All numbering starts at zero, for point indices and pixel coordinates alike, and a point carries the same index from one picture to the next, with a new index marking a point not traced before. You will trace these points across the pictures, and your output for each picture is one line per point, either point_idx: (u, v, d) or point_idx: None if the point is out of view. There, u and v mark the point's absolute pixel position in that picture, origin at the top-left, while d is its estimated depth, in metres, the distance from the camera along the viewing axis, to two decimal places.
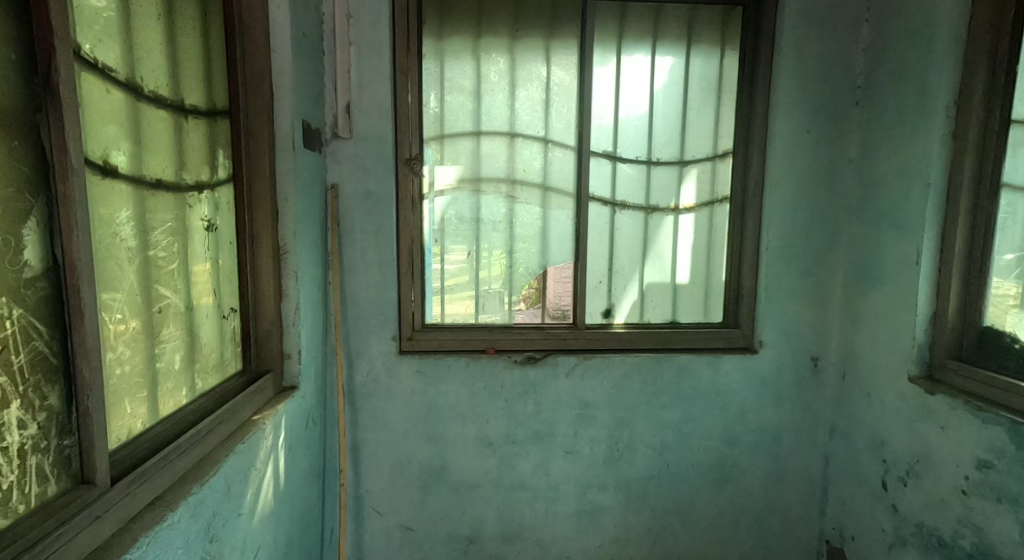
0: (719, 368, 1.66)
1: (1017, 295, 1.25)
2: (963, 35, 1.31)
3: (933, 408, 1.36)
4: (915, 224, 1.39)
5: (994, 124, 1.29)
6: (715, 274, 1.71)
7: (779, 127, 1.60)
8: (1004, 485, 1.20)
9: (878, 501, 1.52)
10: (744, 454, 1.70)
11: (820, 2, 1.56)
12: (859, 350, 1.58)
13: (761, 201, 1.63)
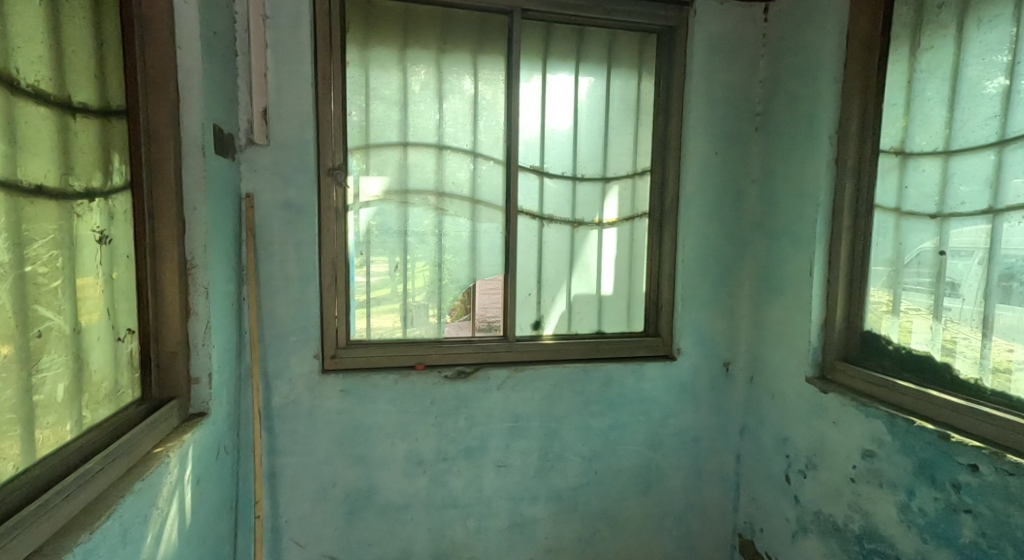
0: (642, 376, 1.74)
1: (889, 302, 1.44)
2: (841, 74, 1.49)
3: (826, 406, 1.51)
4: (809, 239, 1.55)
5: (867, 152, 1.48)
6: (637, 284, 1.80)
7: (692, 148, 1.72)
8: (886, 472, 1.36)
9: (783, 493, 1.66)
10: (666, 457, 1.79)
11: (723, 35, 1.71)
12: (764, 354, 1.72)
13: (676, 217, 1.74)
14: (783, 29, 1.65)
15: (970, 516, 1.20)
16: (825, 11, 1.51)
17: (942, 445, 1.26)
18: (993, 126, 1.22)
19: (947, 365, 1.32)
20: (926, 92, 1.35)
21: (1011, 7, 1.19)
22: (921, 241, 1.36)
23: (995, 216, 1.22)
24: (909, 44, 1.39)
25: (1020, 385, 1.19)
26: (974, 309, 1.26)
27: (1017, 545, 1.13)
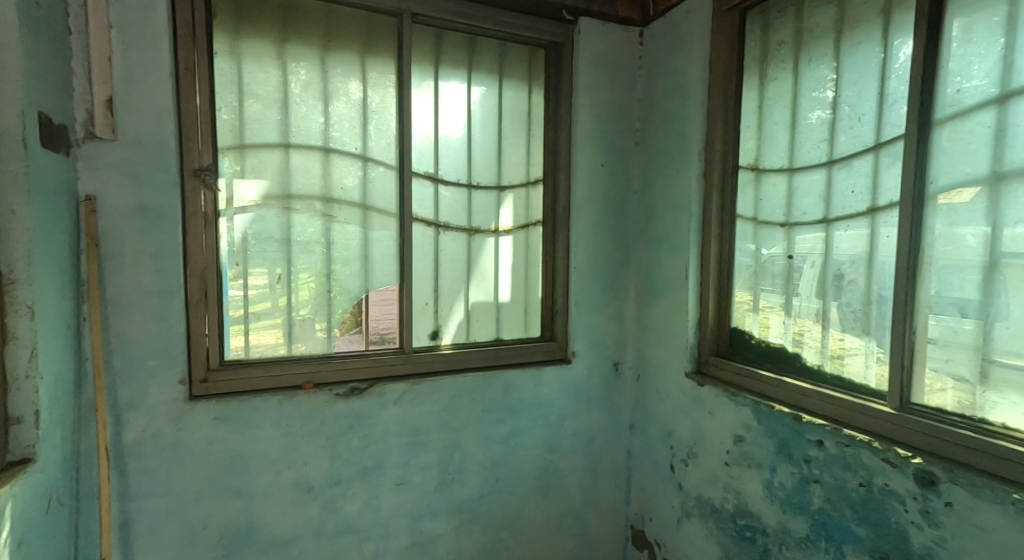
0: (540, 381, 1.78)
1: (750, 301, 1.64)
2: (705, 98, 1.66)
3: (703, 397, 1.66)
4: (684, 245, 1.70)
5: (729, 168, 1.67)
6: (533, 290, 1.85)
7: (580, 160, 1.80)
8: (754, 454, 1.53)
9: (667, 481, 1.79)
10: (563, 459, 1.84)
11: (605, 54, 1.81)
12: (647, 353, 1.85)
13: (567, 226, 1.82)
14: (656, 53, 1.81)
15: (819, 485, 1.40)
16: (691, 39, 1.68)
17: (795, 425, 1.44)
18: (823, 148, 1.45)
19: (796, 354, 1.53)
20: (773, 117, 1.57)
21: (831, 50, 1.44)
22: (773, 247, 1.57)
23: (827, 225, 1.45)
24: (758, 74, 1.60)
25: (850, 368, 1.41)
26: (814, 305, 1.48)
27: (854, 506, 1.33)
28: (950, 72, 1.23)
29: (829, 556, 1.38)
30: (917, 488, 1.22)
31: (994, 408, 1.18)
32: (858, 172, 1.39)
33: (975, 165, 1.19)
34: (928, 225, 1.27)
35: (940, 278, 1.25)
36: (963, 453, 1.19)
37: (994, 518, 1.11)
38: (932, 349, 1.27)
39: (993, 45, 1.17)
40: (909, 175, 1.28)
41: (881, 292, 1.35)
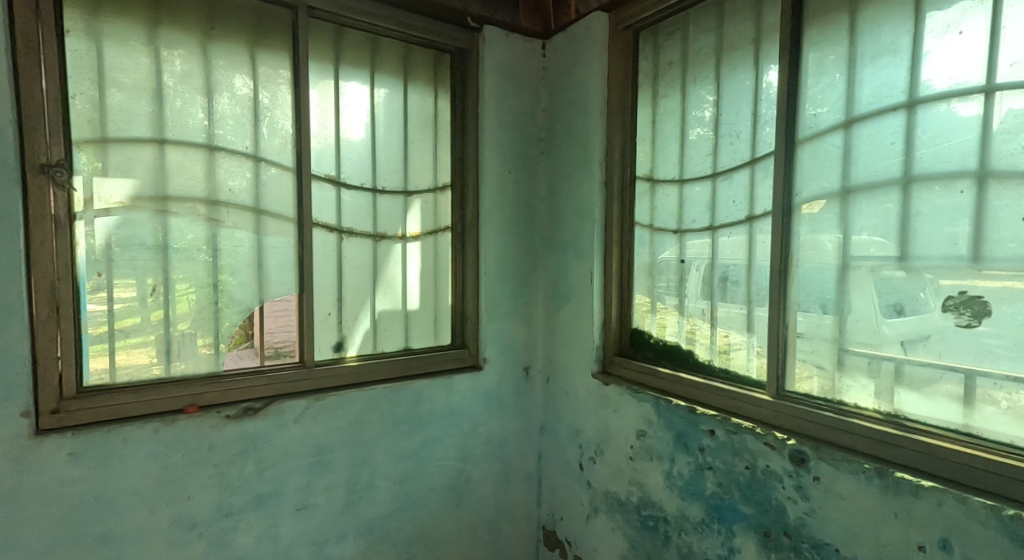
0: (451, 389, 1.82)
1: (647, 303, 1.76)
2: (604, 110, 1.79)
3: (608, 396, 1.77)
4: (588, 251, 1.81)
5: (627, 178, 1.79)
6: (443, 298, 1.88)
7: (488, 166, 1.86)
8: (655, 447, 1.65)
9: (577, 480, 1.89)
10: (476, 466, 1.88)
11: (509, 63, 1.89)
12: (556, 356, 1.94)
13: (476, 231, 1.87)
14: (559, 65, 1.91)
15: (712, 471, 1.53)
16: (590, 53, 1.80)
17: (690, 417, 1.57)
18: (708, 162, 1.59)
19: (690, 351, 1.66)
20: (665, 132, 1.70)
21: (713, 73, 1.59)
22: (667, 251, 1.70)
23: (713, 232, 1.59)
24: (651, 90, 1.74)
25: (736, 361, 1.56)
26: (701, 305, 1.62)
27: (741, 488, 1.46)
28: (809, 98, 1.41)
29: (720, 536, 1.51)
30: (792, 466, 1.37)
31: (848, 391, 1.36)
32: (738, 184, 1.53)
33: (830, 179, 1.37)
34: (794, 232, 1.44)
35: (806, 280, 1.42)
36: (827, 432, 1.35)
37: (851, 487, 1.27)
38: (800, 341, 1.44)
39: (839, 77, 1.36)
40: (779, 188, 1.44)
41: (759, 293, 1.51)
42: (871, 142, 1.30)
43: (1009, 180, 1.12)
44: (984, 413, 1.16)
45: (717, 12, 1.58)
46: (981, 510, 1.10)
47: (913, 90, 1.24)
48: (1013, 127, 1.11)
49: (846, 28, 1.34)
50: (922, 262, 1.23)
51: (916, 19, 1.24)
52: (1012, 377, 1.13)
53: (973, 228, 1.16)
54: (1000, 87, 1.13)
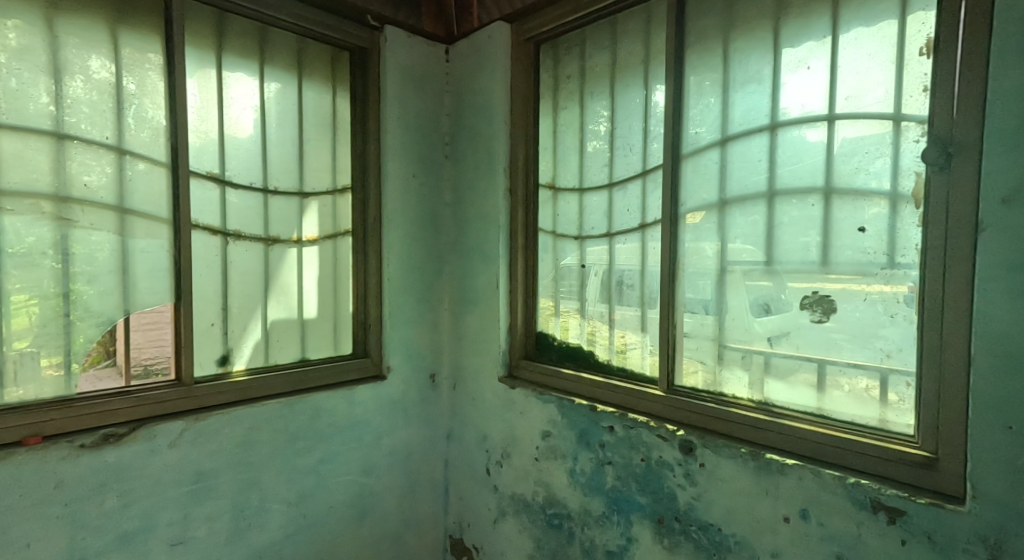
0: (353, 400, 1.87)
1: (551, 307, 1.88)
2: (507, 117, 1.91)
3: (514, 399, 1.87)
4: (493, 256, 1.92)
5: (530, 186, 1.92)
6: (343, 306, 1.92)
7: (390, 168, 1.93)
8: (560, 446, 1.76)
9: (485, 485, 1.99)
10: (378, 479, 1.94)
11: (411, 68, 1.98)
12: (462, 363, 2.05)
13: (380, 233, 1.93)
14: (461, 72, 2.03)
15: (611, 466, 1.64)
16: (493, 62, 1.91)
17: (592, 415, 1.68)
18: (605, 172, 1.72)
19: (590, 351, 1.78)
20: (565, 142, 1.83)
21: (608, 90, 1.72)
22: (568, 258, 1.82)
23: (610, 239, 1.71)
24: (551, 103, 1.87)
25: (632, 359, 1.68)
26: (601, 308, 1.74)
27: (637, 479, 1.58)
28: (691, 118, 1.55)
29: (620, 526, 1.62)
30: (681, 455, 1.49)
31: (727, 383, 1.50)
32: (631, 194, 1.66)
33: (710, 191, 1.52)
34: (679, 239, 1.57)
35: (691, 282, 1.55)
36: (708, 421, 1.48)
37: (730, 470, 1.40)
38: (687, 341, 1.57)
39: (714, 100, 1.51)
40: (667, 197, 1.57)
41: (651, 296, 1.63)
42: (742, 159, 1.46)
43: (848, 197, 1.29)
44: (832, 397, 1.32)
45: (610, 32, 1.72)
46: (831, 480, 1.25)
47: (775, 114, 1.40)
48: (851, 150, 1.29)
49: (720, 56, 1.50)
50: (784, 266, 1.39)
51: (775, 53, 1.40)
52: (853, 364, 1.29)
53: (821, 238, 1.33)
54: (839, 116, 1.30)
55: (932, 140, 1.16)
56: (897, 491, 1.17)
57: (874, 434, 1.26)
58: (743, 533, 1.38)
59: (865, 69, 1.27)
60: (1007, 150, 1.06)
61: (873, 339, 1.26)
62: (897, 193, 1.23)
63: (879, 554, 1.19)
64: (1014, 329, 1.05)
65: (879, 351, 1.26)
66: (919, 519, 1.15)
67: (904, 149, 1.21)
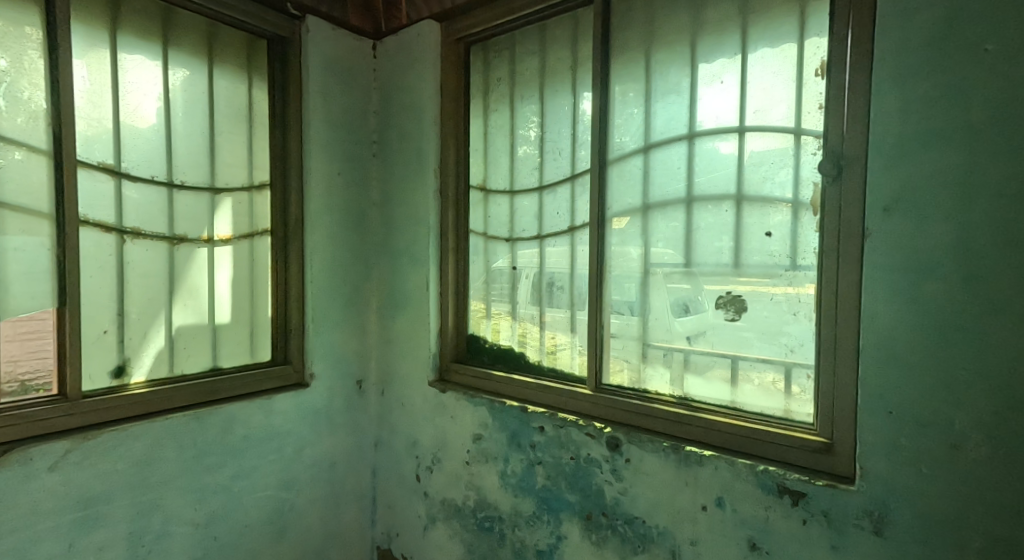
0: (271, 411, 1.81)
1: (483, 310, 1.90)
2: (438, 118, 1.91)
3: (445, 403, 1.87)
4: (424, 258, 1.92)
5: (461, 188, 1.94)
6: (261, 311, 1.88)
7: (313, 165, 1.89)
8: (491, 449, 1.76)
9: (414, 493, 1.97)
10: (299, 493, 1.89)
11: (336, 63, 1.95)
12: (389, 368, 2.04)
13: (302, 234, 1.89)
14: (390, 69, 2.02)
15: (541, 466, 1.65)
16: (422, 60, 1.91)
17: (522, 416, 1.69)
18: (535, 176, 1.76)
19: (521, 352, 1.81)
20: (496, 145, 1.86)
21: (537, 95, 1.76)
22: (500, 260, 1.85)
23: (541, 241, 1.75)
24: (482, 104, 1.90)
25: (562, 360, 1.72)
26: (533, 310, 1.78)
27: (567, 477, 1.60)
28: (617, 127, 1.60)
29: (550, 525, 1.64)
30: (609, 452, 1.53)
31: (651, 380, 1.56)
32: (561, 197, 1.70)
33: (634, 197, 1.57)
34: (607, 242, 1.62)
35: (617, 284, 1.61)
36: (633, 417, 1.54)
37: (654, 464, 1.46)
38: (615, 342, 1.62)
39: (637, 110, 1.57)
40: (594, 201, 1.61)
41: (580, 297, 1.68)
42: (663, 165, 1.53)
43: (756, 203, 1.39)
44: (744, 390, 1.41)
45: (540, 37, 1.76)
46: (743, 468, 1.33)
47: (692, 124, 1.48)
48: (759, 161, 1.38)
49: (642, 67, 1.56)
50: (701, 269, 1.47)
51: (692, 67, 1.48)
52: (762, 359, 1.38)
53: (733, 244, 1.42)
54: (748, 130, 1.40)
55: (828, 152, 1.26)
56: (800, 475, 1.26)
57: (780, 423, 1.35)
58: (665, 524, 1.44)
59: (769, 87, 1.37)
60: (885, 160, 1.16)
61: (778, 335, 1.36)
62: (799, 201, 1.33)
63: (785, 537, 1.27)
64: (892, 323, 1.16)
65: (784, 346, 1.35)
66: (817, 500, 1.23)
67: (803, 161, 1.32)
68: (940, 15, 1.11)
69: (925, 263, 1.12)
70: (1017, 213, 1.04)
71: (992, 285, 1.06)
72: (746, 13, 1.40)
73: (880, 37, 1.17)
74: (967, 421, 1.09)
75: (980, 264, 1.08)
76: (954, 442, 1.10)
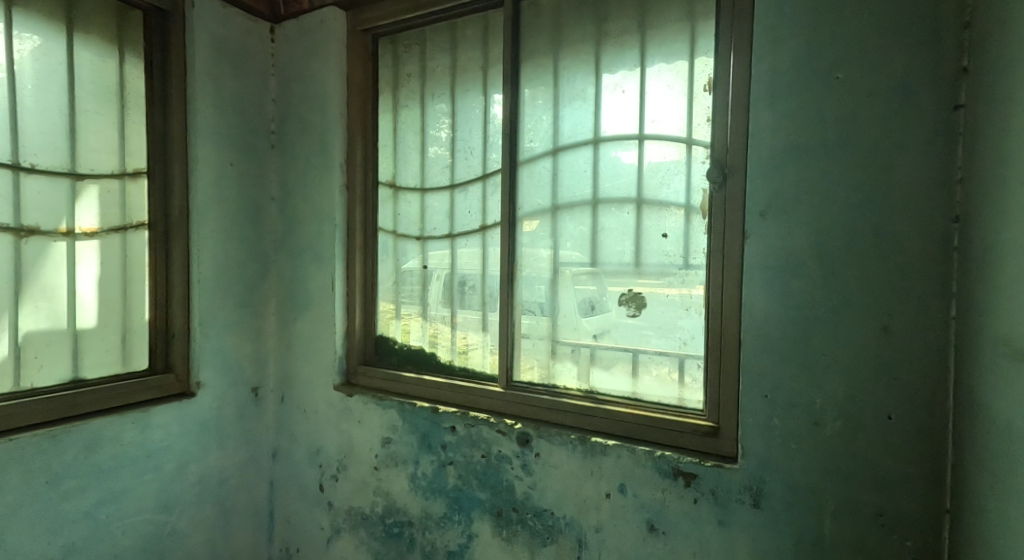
0: (148, 425, 1.64)
1: (392, 310, 1.86)
2: (343, 109, 1.84)
3: (352, 407, 1.80)
4: (328, 256, 1.84)
5: (370, 183, 1.87)
6: (135, 314, 1.70)
7: (200, 154, 1.74)
8: (401, 452, 1.72)
9: (317, 504, 1.87)
10: (182, 514, 1.72)
11: (227, 44, 1.80)
12: (289, 373, 1.92)
13: (187, 229, 1.73)
14: (290, 55, 1.91)
15: (452, 466, 1.64)
16: (327, 48, 1.83)
17: (433, 417, 1.67)
18: (446, 174, 1.75)
19: (432, 353, 1.79)
20: (406, 141, 1.82)
21: (448, 93, 1.75)
22: (410, 260, 1.82)
23: (452, 240, 1.74)
24: (391, 100, 1.85)
25: (473, 359, 1.73)
26: (444, 311, 1.77)
27: (478, 476, 1.61)
28: (526, 130, 1.64)
29: (461, 525, 1.64)
30: (519, 447, 1.55)
31: (560, 375, 1.61)
32: (472, 197, 1.71)
33: (543, 197, 1.61)
34: (517, 241, 1.64)
35: (528, 284, 1.64)
36: (541, 413, 1.58)
37: (562, 456, 1.50)
38: (525, 341, 1.65)
39: (545, 115, 1.61)
40: (505, 202, 1.63)
41: (491, 297, 1.69)
42: (570, 169, 1.58)
43: (655, 207, 1.47)
44: (644, 382, 1.49)
45: (450, 34, 1.74)
46: (643, 454, 1.41)
47: (597, 130, 1.54)
48: (656, 169, 1.47)
49: (550, 72, 1.61)
50: (606, 268, 1.54)
51: (596, 76, 1.55)
52: (658, 352, 1.47)
53: (633, 246, 1.50)
54: (647, 137, 1.48)
55: (713, 161, 1.37)
56: (692, 458, 1.35)
57: (675, 411, 1.45)
58: (572, 514, 1.49)
59: (665, 98, 1.46)
60: (763, 168, 1.28)
61: (673, 329, 1.46)
62: (690, 206, 1.43)
63: (679, 517, 1.37)
64: (766, 315, 1.28)
65: (678, 339, 1.45)
66: (706, 479, 1.34)
67: (694, 168, 1.42)
68: (803, 43, 1.24)
69: (790, 262, 1.26)
70: (862, 218, 1.20)
71: (844, 281, 1.21)
72: (644, 27, 1.49)
73: (755, 60, 1.29)
74: (824, 401, 1.23)
75: (836, 262, 1.22)
76: (814, 420, 1.24)
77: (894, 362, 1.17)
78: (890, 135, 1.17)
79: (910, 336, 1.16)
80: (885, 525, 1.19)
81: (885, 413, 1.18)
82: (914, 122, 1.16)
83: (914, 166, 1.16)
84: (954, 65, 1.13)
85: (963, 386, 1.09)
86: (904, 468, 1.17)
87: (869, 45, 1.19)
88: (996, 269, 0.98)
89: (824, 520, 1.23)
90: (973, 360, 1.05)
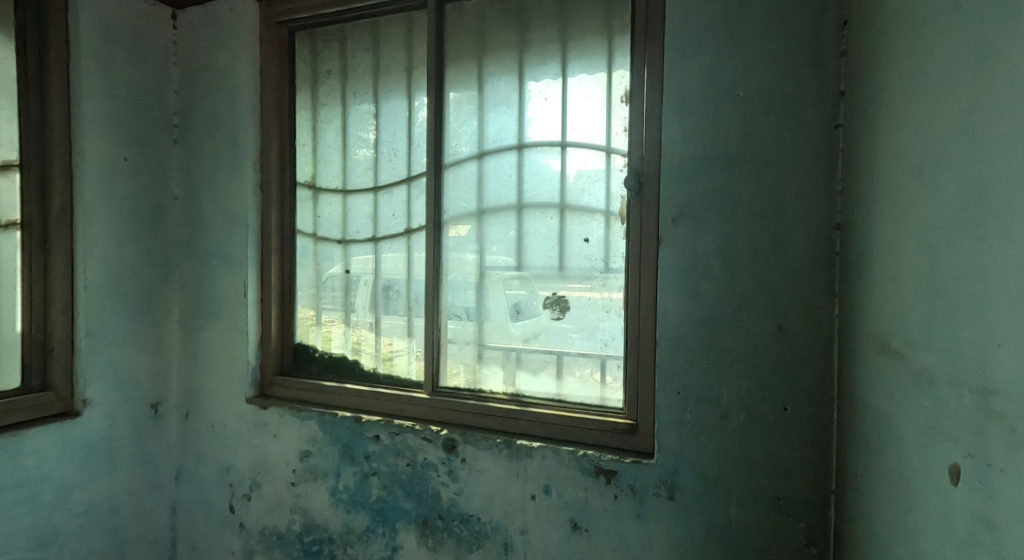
0: (21, 451, 1.45)
1: (312, 317, 1.77)
2: (257, 105, 1.73)
3: (266, 420, 1.69)
4: (239, 260, 1.72)
5: (285, 183, 1.77)
6: (5, 325, 1.50)
7: (86, 146, 1.57)
8: (320, 465, 1.64)
9: (227, 526, 1.74)
10: (66, 548, 1.54)
11: (120, 27, 1.64)
12: (195, 386, 1.78)
13: (70, 230, 1.56)
14: (194, 44, 1.78)
15: (376, 477, 1.59)
16: (237, 39, 1.72)
17: (355, 427, 1.61)
18: (369, 175, 1.70)
19: (356, 361, 1.73)
20: (326, 141, 1.75)
21: (371, 92, 1.70)
22: (332, 265, 1.74)
23: (376, 243, 1.69)
24: (309, 97, 1.77)
25: (398, 366, 1.68)
26: (369, 317, 1.71)
27: (403, 485, 1.56)
28: (451, 134, 1.62)
29: (385, 538, 1.59)
30: (444, 454, 1.53)
31: (487, 380, 1.61)
32: (396, 198, 1.67)
33: (468, 200, 1.61)
34: (443, 245, 1.63)
35: (454, 289, 1.63)
36: (467, 418, 1.56)
37: (487, 461, 1.49)
38: (451, 346, 1.64)
39: (470, 119, 1.61)
40: (430, 204, 1.61)
41: (416, 302, 1.66)
42: (495, 173, 1.59)
43: (577, 212, 1.51)
44: (568, 383, 1.53)
45: (372, 33, 1.70)
46: (567, 455, 1.43)
47: (521, 136, 1.56)
48: (578, 175, 1.51)
49: (475, 76, 1.61)
50: (532, 272, 1.56)
51: (520, 83, 1.57)
52: (582, 354, 1.51)
53: (558, 251, 1.53)
54: (569, 144, 1.52)
55: (629, 171, 1.43)
56: (612, 456, 1.40)
57: (597, 410, 1.49)
58: (498, 518, 1.49)
59: (586, 106, 1.50)
60: (676, 177, 1.35)
61: (595, 331, 1.50)
62: (610, 212, 1.48)
63: (600, 514, 1.41)
64: (679, 317, 1.35)
65: (600, 340, 1.50)
66: (626, 476, 1.39)
67: (613, 175, 1.48)
68: (709, 61, 1.33)
69: (700, 266, 1.34)
70: (763, 225, 1.30)
71: (749, 283, 1.31)
72: (566, 38, 1.52)
73: (666, 75, 1.36)
74: (731, 396, 1.32)
75: (742, 266, 1.31)
76: (722, 414, 1.32)
77: (792, 358, 1.28)
78: (784, 150, 1.28)
79: (805, 334, 1.27)
80: (784, 508, 1.29)
81: (783, 405, 1.28)
82: (806, 139, 1.27)
83: (807, 179, 1.27)
84: (833, 89, 1.25)
85: (845, 378, 1.20)
86: (800, 455, 1.28)
87: (767, 68, 1.29)
88: (868, 272, 1.10)
89: (732, 507, 1.32)
90: (852, 355, 1.16)
